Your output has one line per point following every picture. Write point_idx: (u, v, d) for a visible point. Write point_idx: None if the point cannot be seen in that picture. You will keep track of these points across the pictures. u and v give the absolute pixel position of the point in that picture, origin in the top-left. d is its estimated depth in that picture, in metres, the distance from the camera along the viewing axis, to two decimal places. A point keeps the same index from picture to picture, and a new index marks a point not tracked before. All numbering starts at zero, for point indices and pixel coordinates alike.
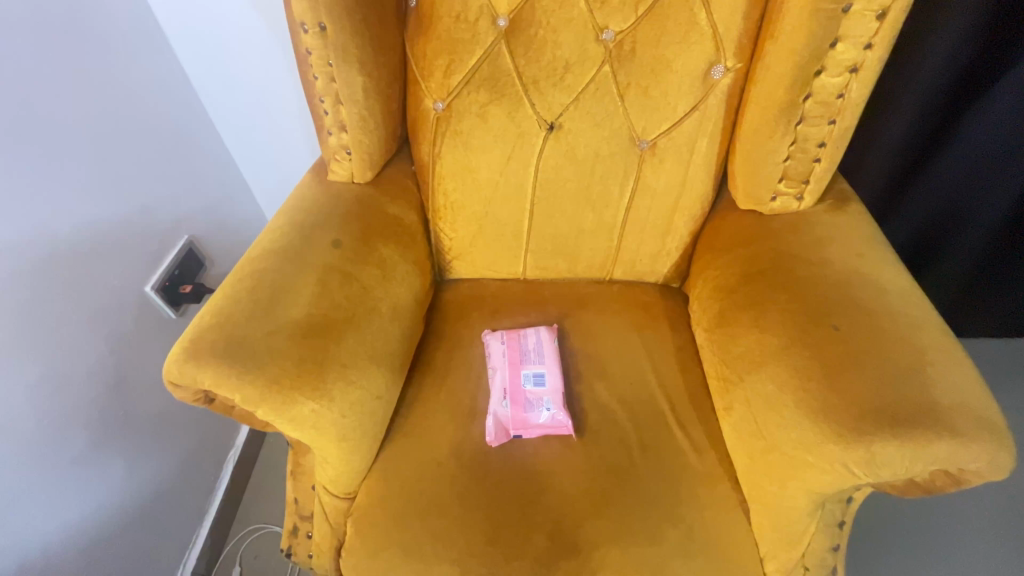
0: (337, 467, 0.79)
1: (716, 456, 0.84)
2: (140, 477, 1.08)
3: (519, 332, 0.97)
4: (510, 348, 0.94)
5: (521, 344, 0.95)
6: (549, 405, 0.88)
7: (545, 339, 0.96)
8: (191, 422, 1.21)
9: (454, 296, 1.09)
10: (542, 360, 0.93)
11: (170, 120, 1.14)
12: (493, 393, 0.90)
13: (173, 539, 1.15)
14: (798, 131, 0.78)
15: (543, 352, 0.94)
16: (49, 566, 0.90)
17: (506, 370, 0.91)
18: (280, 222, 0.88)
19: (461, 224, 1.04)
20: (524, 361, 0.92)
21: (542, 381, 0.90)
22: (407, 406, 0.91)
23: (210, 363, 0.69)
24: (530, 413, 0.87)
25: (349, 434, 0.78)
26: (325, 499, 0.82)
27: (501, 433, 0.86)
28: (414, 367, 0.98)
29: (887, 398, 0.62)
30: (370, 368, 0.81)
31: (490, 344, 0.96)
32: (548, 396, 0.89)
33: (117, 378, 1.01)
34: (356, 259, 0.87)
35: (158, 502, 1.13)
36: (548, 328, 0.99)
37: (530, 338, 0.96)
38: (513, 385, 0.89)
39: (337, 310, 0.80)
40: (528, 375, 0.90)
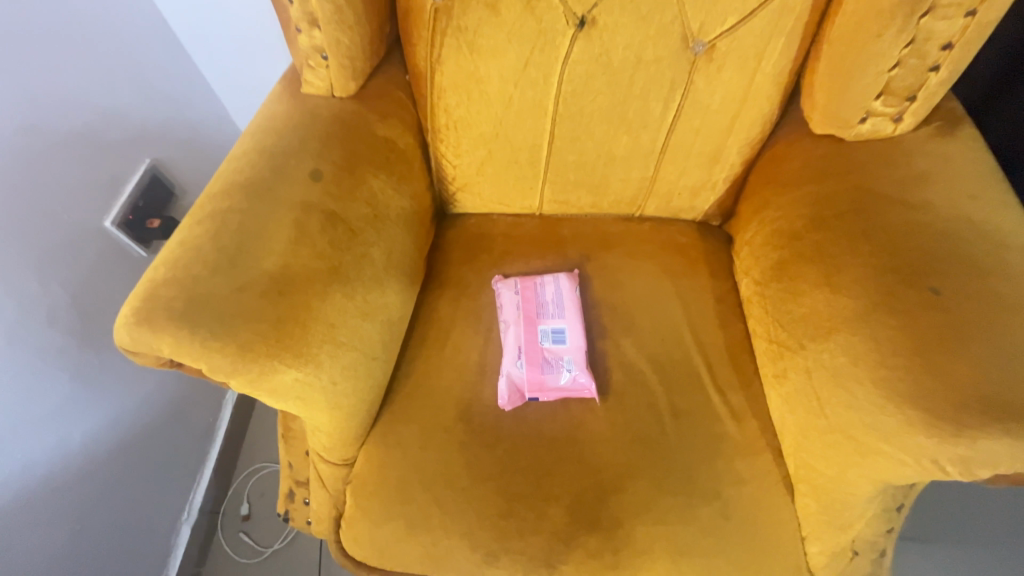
0: (332, 435, 0.71)
1: (758, 424, 0.74)
2: (129, 429, 1.02)
3: (535, 279, 0.85)
4: (525, 299, 0.82)
5: (539, 295, 0.83)
6: (570, 365, 0.77)
7: (566, 289, 0.84)
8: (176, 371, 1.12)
9: (460, 234, 0.95)
10: (562, 314, 0.81)
11: (109, 15, 0.93)
12: (505, 351, 0.79)
13: (173, 486, 1.12)
14: (918, 28, 0.58)
15: (564, 304, 0.82)
16: (41, 521, 0.85)
17: (522, 324, 0.80)
18: (246, 147, 0.72)
19: (466, 148, 0.86)
20: (541, 314, 0.81)
21: (562, 338, 0.79)
22: (409, 364, 0.81)
23: (167, 328, 0.56)
24: (548, 374, 0.77)
25: (343, 401, 0.68)
26: (321, 466, 0.74)
27: (515, 396, 0.77)
28: (415, 317, 0.86)
29: (1001, 386, 0.50)
30: (363, 327, 0.70)
31: (501, 294, 0.85)
32: (569, 355, 0.78)
33: (87, 325, 0.91)
34: (342, 195, 0.72)
35: (155, 448, 1.08)
36: (570, 275, 0.86)
37: (548, 287, 0.84)
38: (529, 342, 0.79)
39: (322, 259, 0.67)
40: (546, 331, 0.80)
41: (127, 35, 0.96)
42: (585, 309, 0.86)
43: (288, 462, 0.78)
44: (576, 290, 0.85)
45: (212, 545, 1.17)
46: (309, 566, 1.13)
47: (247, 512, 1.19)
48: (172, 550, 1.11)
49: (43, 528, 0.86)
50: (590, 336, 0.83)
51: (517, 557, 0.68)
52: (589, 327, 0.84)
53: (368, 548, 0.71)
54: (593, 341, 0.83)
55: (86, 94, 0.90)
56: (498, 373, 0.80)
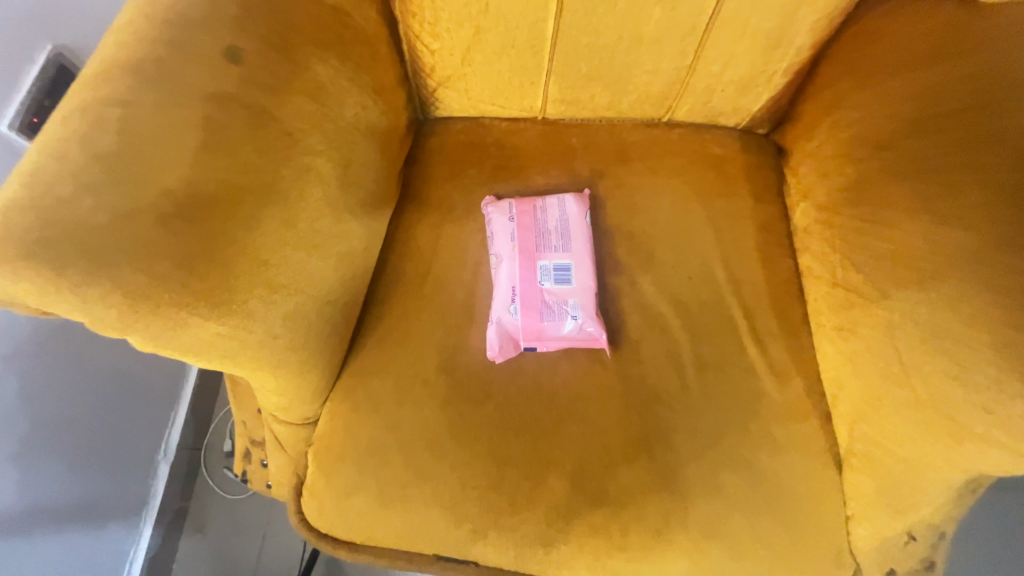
0: (283, 393, 0.58)
1: (803, 383, 0.61)
2: (75, 372, 0.82)
3: (535, 201, 0.68)
4: (522, 227, 0.66)
5: (539, 222, 0.67)
6: (576, 310, 0.63)
7: (574, 215, 0.67)
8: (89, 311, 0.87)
9: (443, 143, 0.76)
10: (568, 247, 0.65)
11: None
12: (496, 293, 0.65)
13: (135, 428, 0.94)
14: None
15: (570, 234, 0.66)
16: None
17: (517, 259, 0.65)
18: (135, 11, 0.52)
19: (447, 25, 0.65)
20: (541, 247, 0.65)
21: (567, 276, 0.64)
22: (380, 306, 0.67)
23: (28, 266, 0.41)
24: (548, 321, 0.63)
25: (290, 356, 0.54)
26: (276, 426, 0.62)
27: (507, 348, 0.63)
28: (387, 247, 0.70)
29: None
30: (311, 263, 0.54)
31: (492, 220, 0.68)
32: (575, 298, 0.63)
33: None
34: (274, 82, 0.52)
35: (116, 389, 0.89)
36: (579, 197, 0.69)
37: (550, 211, 0.67)
38: (525, 282, 0.64)
39: (246, 171, 0.49)
40: (547, 267, 0.64)
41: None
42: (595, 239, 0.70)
43: (240, 418, 0.66)
44: (585, 217, 0.68)
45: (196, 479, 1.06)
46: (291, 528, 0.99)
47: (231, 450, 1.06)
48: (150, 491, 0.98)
49: None
50: (602, 274, 0.68)
51: (509, 533, 0.58)
52: (601, 262, 0.68)
53: (335, 521, 0.61)
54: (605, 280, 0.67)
55: None
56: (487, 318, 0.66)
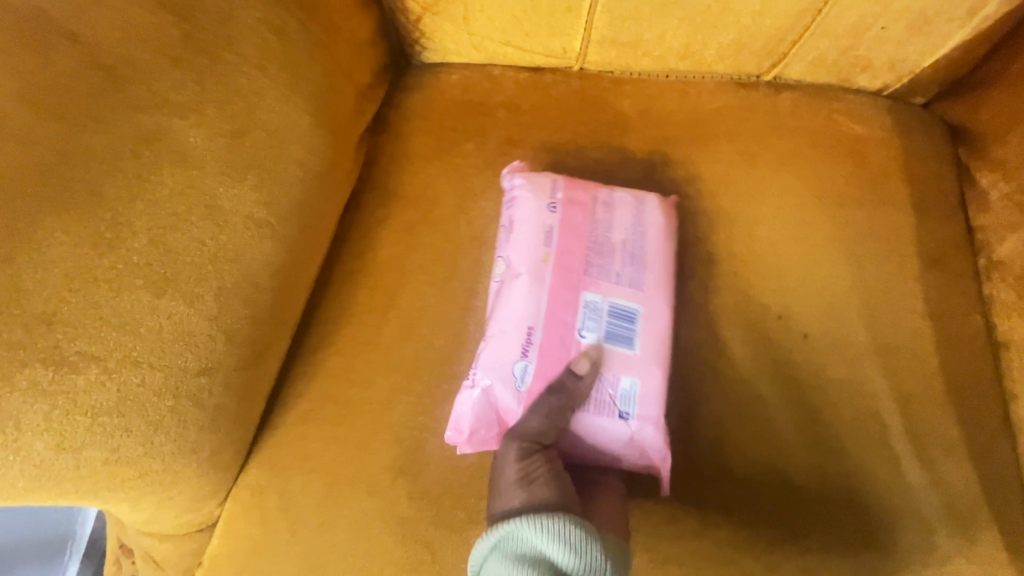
0: (139, 510, 0.35)
1: (997, 530, 0.37)
2: None
3: (597, 194, 0.42)
4: (567, 230, 0.41)
5: (597, 227, 0.41)
6: (627, 402, 0.37)
7: (654, 232, 0.42)
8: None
9: (428, 102, 0.51)
10: (639, 283, 0.40)
11: None
12: (495, 326, 0.39)
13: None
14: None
15: (646, 259, 0.41)
16: None
17: (546, 282, 0.39)
18: None
19: None
20: (593, 271, 0.40)
21: (625, 335, 0.38)
22: (315, 354, 0.43)
23: None
24: (572, 406, 0.37)
25: (128, 471, 0.31)
26: (150, 541, 0.41)
27: (479, 433, 0.38)
28: (336, 261, 0.46)
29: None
30: (158, 311, 0.30)
31: (517, 202, 0.42)
32: (632, 376, 0.38)
33: None
34: None
35: None
36: (664, 205, 0.44)
37: (616, 215, 0.42)
38: (551, 323, 0.38)
39: (8, 147, 0.27)
40: (598, 308, 0.39)
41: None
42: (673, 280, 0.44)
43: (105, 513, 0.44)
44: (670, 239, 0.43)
45: None
46: None
47: None
48: None
49: None
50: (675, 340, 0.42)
51: None
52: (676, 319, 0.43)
53: None
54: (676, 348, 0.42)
55: None
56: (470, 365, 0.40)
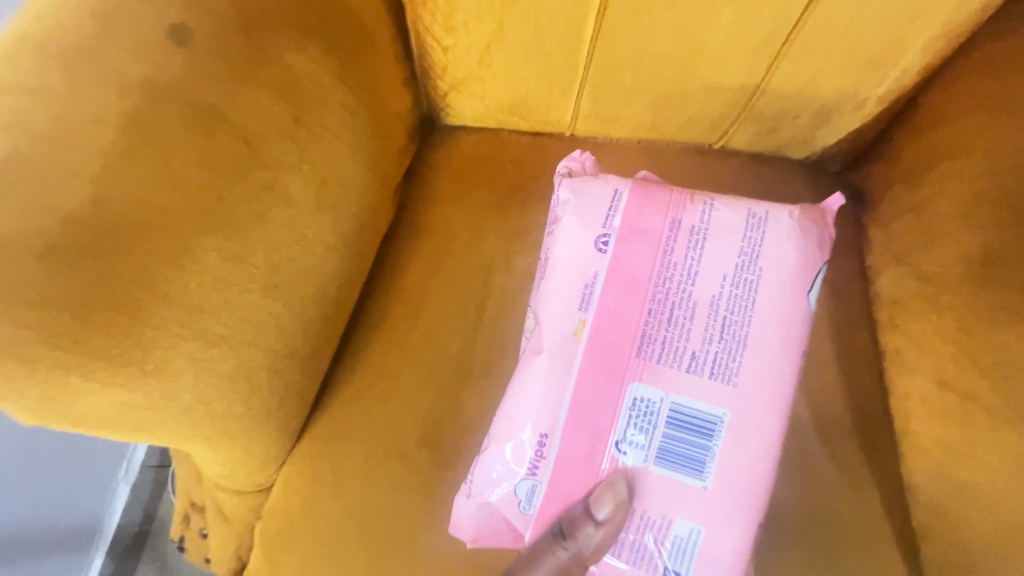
0: (225, 462, 0.47)
1: (879, 498, 0.49)
2: None
3: (687, 228, 0.46)
4: (640, 280, 0.46)
5: (679, 272, 0.46)
6: (678, 550, 0.44)
7: (766, 286, 0.45)
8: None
9: (451, 157, 0.64)
10: (725, 374, 0.44)
11: None
12: (524, 419, 0.47)
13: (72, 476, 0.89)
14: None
15: (728, 331, 0.45)
16: None
17: (585, 362, 0.45)
18: None
19: (464, 19, 0.53)
20: (664, 362, 0.45)
21: (694, 463, 0.44)
22: (357, 350, 0.56)
23: None
24: (585, 546, 0.44)
25: (230, 427, 0.43)
26: (221, 496, 0.51)
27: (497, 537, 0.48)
28: (375, 279, 0.59)
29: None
30: (265, 308, 0.42)
31: (563, 224, 0.48)
32: (683, 518, 0.44)
33: None
34: (236, 74, 0.40)
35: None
36: (800, 234, 0.46)
37: (705, 253, 0.46)
38: (589, 431, 0.45)
39: (181, 190, 0.37)
40: (658, 417, 0.44)
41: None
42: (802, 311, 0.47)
43: (179, 476, 0.55)
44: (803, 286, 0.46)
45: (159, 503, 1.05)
46: None
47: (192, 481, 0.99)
48: (103, 518, 0.98)
49: None
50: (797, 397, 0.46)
51: None
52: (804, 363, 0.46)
53: None
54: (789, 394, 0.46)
55: None
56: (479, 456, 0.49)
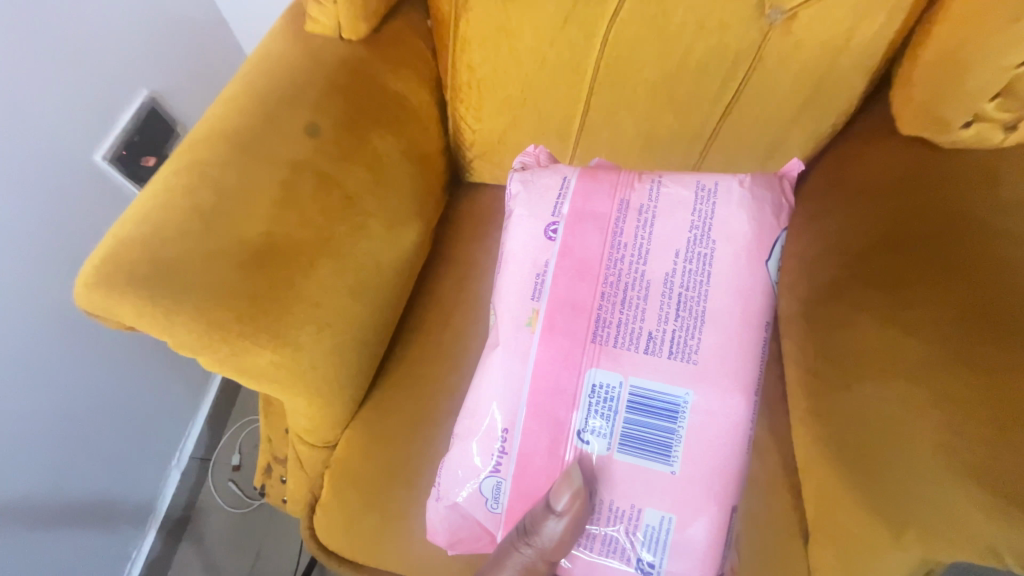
0: (310, 418, 0.65)
1: None
2: (87, 428, 0.94)
3: (638, 211, 0.58)
4: (589, 261, 0.56)
5: (632, 251, 0.56)
6: (650, 533, 0.54)
7: (718, 261, 0.56)
8: (53, 270, 0.83)
9: (475, 206, 0.85)
10: (684, 347, 0.54)
11: None
12: (489, 411, 0.58)
13: (147, 446, 1.10)
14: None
15: (680, 303, 0.55)
16: (21, 513, 0.86)
17: (539, 351, 0.56)
18: (235, 89, 0.64)
19: (487, 111, 0.73)
20: (622, 345, 0.54)
21: (660, 451, 0.54)
22: (403, 347, 0.75)
23: (137, 293, 0.52)
24: (544, 540, 0.53)
25: (321, 389, 0.62)
26: (301, 448, 0.70)
27: (471, 532, 0.60)
28: (417, 294, 0.79)
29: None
30: (352, 307, 0.62)
31: (518, 219, 0.60)
32: (651, 503, 0.54)
33: None
34: (344, 154, 0.63)
35: (110, 438, 1.00)
36: (752, 210, 0.57)
37: (659, 231, 0.57)
38: (552, 421, 0.55)
39: (312, 228, 0.59)
40: (617, 402, 0.54)
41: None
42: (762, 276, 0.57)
43: (268, 435, 0.73)
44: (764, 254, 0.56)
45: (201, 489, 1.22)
46: (290, 548, 1.16)
47: (238, 462, 1.24)
48: (159, 499, 1.14)
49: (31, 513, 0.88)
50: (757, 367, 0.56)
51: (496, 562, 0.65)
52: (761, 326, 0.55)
53: (341, 539, 0.68)
54: (755, 358, 0.56)
55: (125, 42, 0.88)
56: (446, 462, 0.61)
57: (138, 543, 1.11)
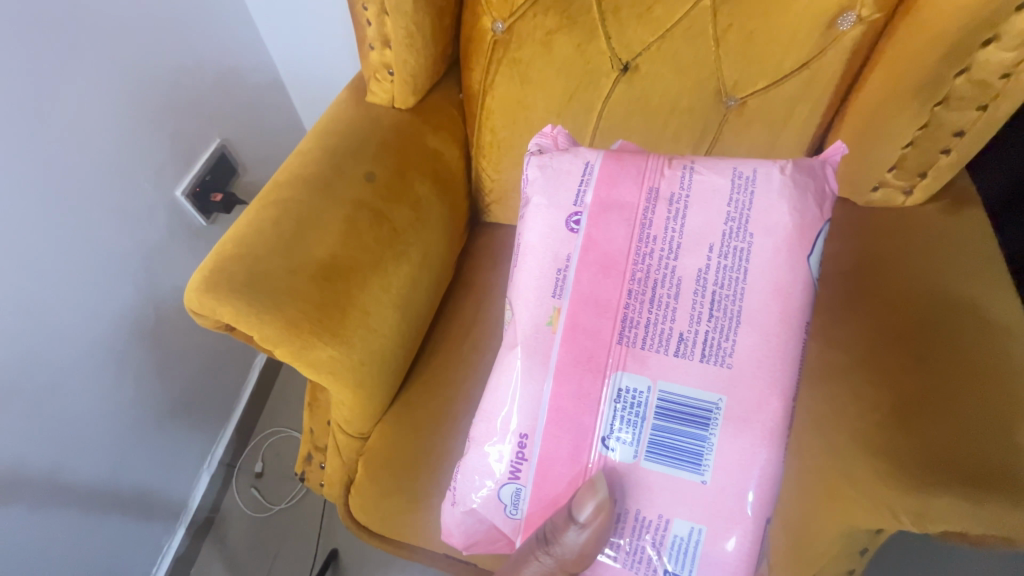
0: (352, 410, 0.78)
1: None
2: (136, 422, 1.08)
3: (671, 200, 0.61)
4: (615, 254, 0.61)
5: (665, 245, 0.60)
6: (678, 540, 0.58)
7: (755, 258, 0.59)
8: (130, 286, 1.00)
9: (491, 242, 1.00)
10: (719, 346, 0.58)
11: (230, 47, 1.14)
12: (508, 415, 0.63)
13: (184, 446, 1.22)
14: (953, 86, 0.61)
15: (713, 303, 0.58)
16: (74, 493, 0.99)
17: (562, 352, 0.61)
18: (310, 145, 0.82)
19: (505, 166, 0.90)
20: (649, 348, 0.59)
21: (693, 460, 0.58)
22: (427, 356, 0.89)
23: (234, 296, 0.67)
24: (564, 548, 0.58)
25: (364, 386, 0.76)
26: (340, 437, 0.83)
27: (484, 531, 0.66)
28: (440, 313, 0.94)
29: (941, 455, 0.55)
30: (393, 318, 0.77)
31: (542, 211, 0.65)
32: (681, 509, 0.58)
33: (155, 322, 1.06)
34: (392, 195, 0.80)
35: (155, 434, 1.13)
36: (791, 202, 0.59)
37: (690, 224, 0.60)
38: (575, 427, 0.60)
39: (368, 252, 0.75)
40: (644, 404, 0.58)
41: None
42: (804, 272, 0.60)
43: (312, 426, 0.88)
44: (804, 250, 0.59)
45: (227, 492, 1.33)
46: (306, 550, 1.25)
47: (261, 470, 1.35)
48: (189, 498, 1.25)
49: (84, 493, 1.01)
50: (793, 373, 0.58)
51: None
52: (798, 327, 0.58)
53: (373, 517, 0.81)
54: (794, 356, 0.59)
55: (206, 104, 1.11)
56: (463, 466, 0.66)
57: (168, 539, 1.21)
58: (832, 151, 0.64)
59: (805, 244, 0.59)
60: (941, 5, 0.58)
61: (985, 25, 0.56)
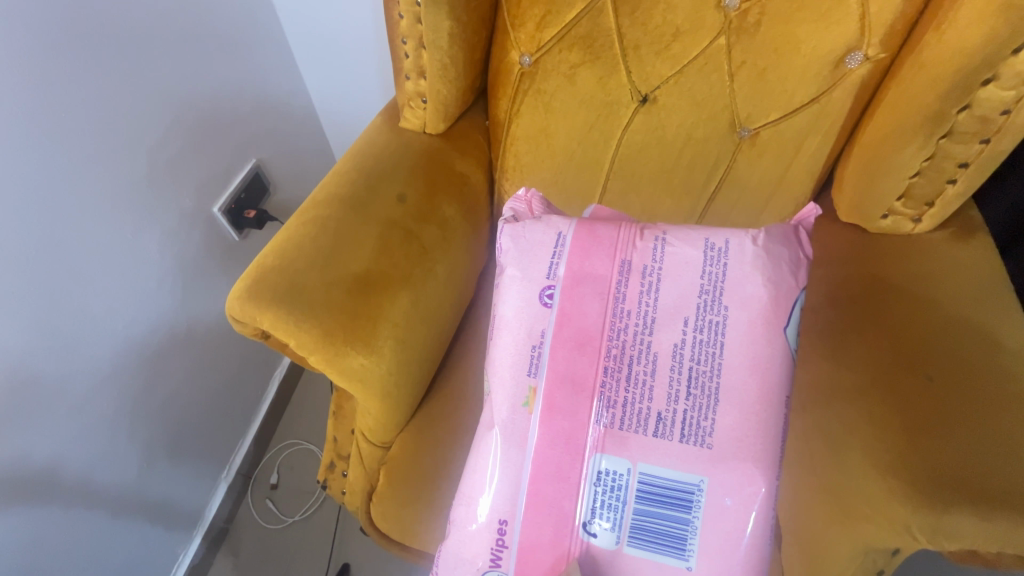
0: (376, 420, 0.81)
1: None
2: (162, 430, 1.11)
3: (646, 271, 0.65)
4: (594, 326, 0.64)
5: (643, 319, 0.63)
6: None
7: (734, 333, 0.62)
8: (166, 295, 1.05)
9: None
10: (698, 428, 0.60)
11: (268, 75, 1.22)
12: (485, 502, 0.65)
13: (205, 455, 1.24)
14: (956, 120, 0.65)
15: (693, 382, 0.61)
16: (97, 499, 1.01)
17: (538, 437, 0.63)
18: (347, 166, 0.87)
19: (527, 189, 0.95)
20: (629, 429, 0.61)
21: (678, 550, 0.59)
22: (450, 369, 0.92)
23: (271, 308, 0.71)
24: None
25: (390, 396, 0.78)
26: (363, 445, 0.86)
27: None
28: (462, 328, 0.97)
29: (955, 474, 0.57)
30: (421, 331, 0.80)
31: (517, 285, 0.68)
32: None
33: (185, 331, 1.11)
34: (421, 214, 0.84)
35: (178, 442, 1.16)
36: (767, 275, 0.63)
37: (666, 296, 0.64)
38: (556, 512, 0.62)
39: (400, 268, 0.79)
40: (623, 490, 0.61)
41: (216, 13, 1.05)
42: (782, 345, 0.63)
43: (337, 436, 0.91)
44: (781, 322, 0.63)
45: (242, 504, 1.35)
46: (319, 563, 1.26)
47: (275, 482, 1.36)
48: (206, 510, 1.27)
49: (106, 500, 1.03)
50: (775, 447, 0.61)
51: None
52: (778, 400, 0.61)
53: (393, 526, 0.83)
54: (773, 432, 0.61)
55: (244, 128, 1.18)
56: (444, 548, 0.68)
57: (184, 547, 1.23)
58: (805, 212, 0.70)
59: (781, 316, 0.63)
60: (941, 47, 0.62)
61: (986, 65, 0.60)
